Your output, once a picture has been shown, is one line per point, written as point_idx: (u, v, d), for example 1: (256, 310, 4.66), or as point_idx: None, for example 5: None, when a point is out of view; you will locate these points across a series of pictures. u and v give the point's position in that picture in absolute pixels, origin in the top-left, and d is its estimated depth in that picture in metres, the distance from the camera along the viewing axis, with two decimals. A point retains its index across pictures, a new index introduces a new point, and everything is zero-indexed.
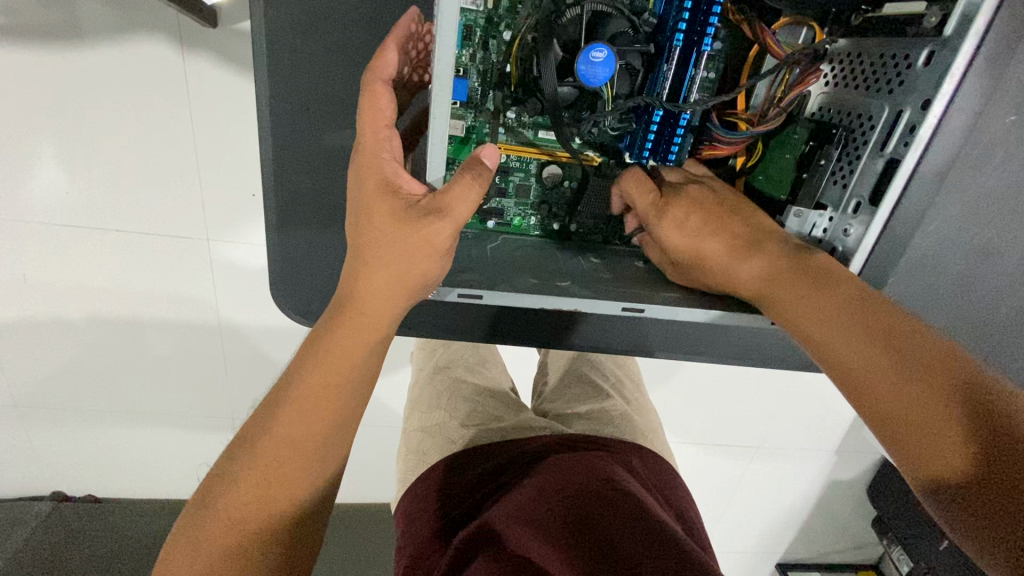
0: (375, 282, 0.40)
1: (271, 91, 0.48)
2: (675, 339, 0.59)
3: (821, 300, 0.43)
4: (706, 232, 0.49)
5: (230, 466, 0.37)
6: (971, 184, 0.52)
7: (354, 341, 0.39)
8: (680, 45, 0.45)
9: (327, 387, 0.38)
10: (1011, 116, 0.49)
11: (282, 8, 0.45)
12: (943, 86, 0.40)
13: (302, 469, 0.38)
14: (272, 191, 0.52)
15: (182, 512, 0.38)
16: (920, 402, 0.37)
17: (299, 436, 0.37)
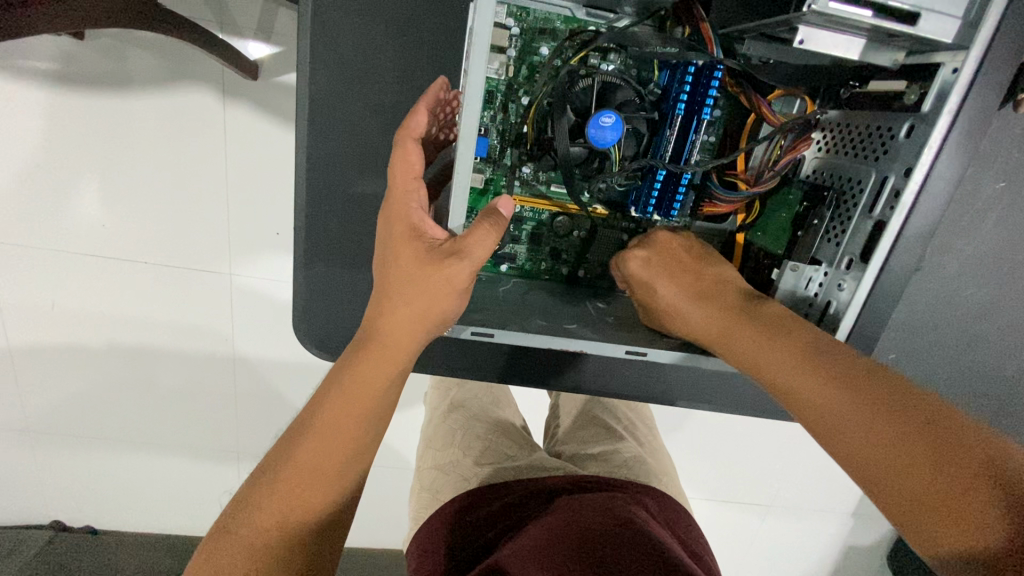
0: (398, 319, 0.43)
1: (309, 144, 0.53)
2: (690, 385, 0.61)
3: (772, 345, 0.45)
4: (662, 281, 0.52)
5: (252, 491, 0.39)
6: (968, 243, 0.61)
7: (375, 370, 0.42)
8: (681, 114, 0.49)
9: (350, 415, 0.41)
10: (1000, 182, 0.59)
11: (322, 68, 0.51)
12: (923, 157, 0.43)
13: (322, 494, 0.40)
14: (303, 231, 0.56)
15: (206, 536, 0.39)
16: (887, 441, 0.37)
17: (320, 462, 0.39)
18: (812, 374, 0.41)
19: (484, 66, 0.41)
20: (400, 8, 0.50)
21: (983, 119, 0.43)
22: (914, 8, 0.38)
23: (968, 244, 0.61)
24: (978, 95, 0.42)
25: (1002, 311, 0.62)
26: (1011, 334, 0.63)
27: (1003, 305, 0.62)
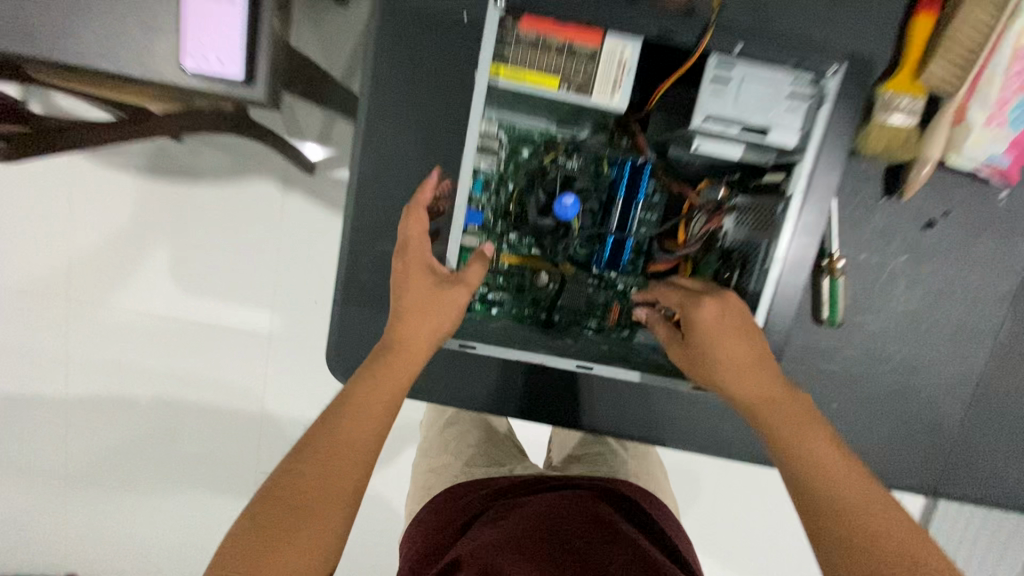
0: (421, 341, 0.58)
1: (354, 213, 0.71)
2: (666, 425, 0.75)
3: (806, 428, 0.53)
4: (730, 335, 0.57)
5: (296, 462, 0.50)
6: (888, 306, 0.77)
7: (394, 369, 0.56)
8: (623, 196, 0.66)
9: (375, 401, 0.54)
10: (903, 257, 0.75)
11: (366, 161, 0.70)
12: (787, 225, 0.57)
13: (348, 466, 0.51)
14: (342, 280, 0.73)
15: (255, 497, 0.50)
16: (876, 538, 0.47)
17: (349, 437, 0.52)
18: (839, 469, 0.51)
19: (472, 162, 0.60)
20: (431, 128, 0.69)
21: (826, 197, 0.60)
22: (764, 126, 0.54)
23: (867, 316, 0.77)
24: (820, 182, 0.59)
25: (917, 368, 0.79)
26: (920, 380, 0.79)
27: (920, 362, 0.78)
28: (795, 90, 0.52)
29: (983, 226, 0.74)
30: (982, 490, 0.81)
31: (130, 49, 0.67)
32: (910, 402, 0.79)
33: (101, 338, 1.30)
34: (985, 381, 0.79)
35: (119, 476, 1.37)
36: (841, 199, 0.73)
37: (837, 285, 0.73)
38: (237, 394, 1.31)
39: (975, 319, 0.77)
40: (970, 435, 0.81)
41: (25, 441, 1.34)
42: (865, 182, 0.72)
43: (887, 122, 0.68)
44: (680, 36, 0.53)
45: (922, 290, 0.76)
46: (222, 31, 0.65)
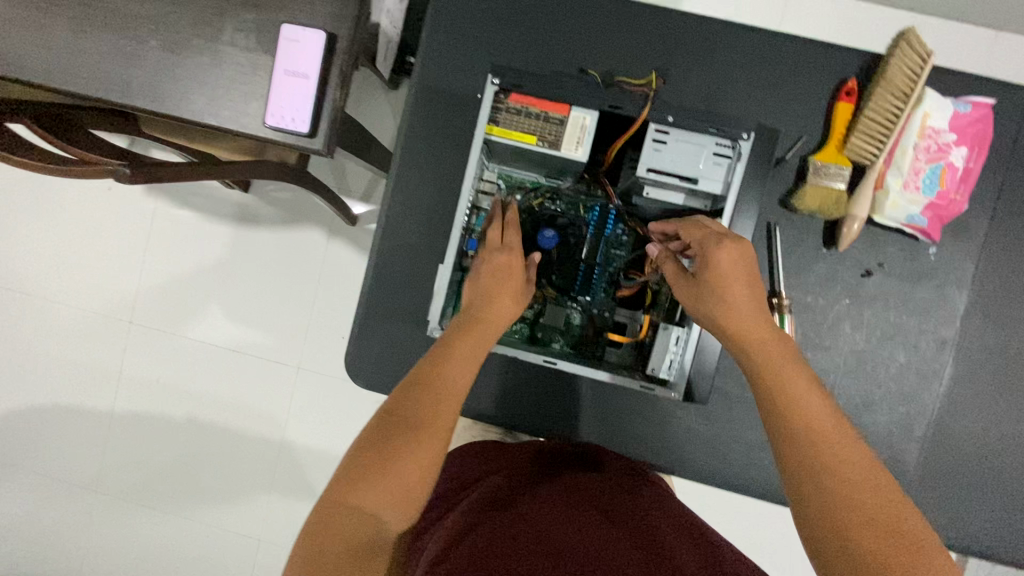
0: (492, 317, 0.72)
1: (380, 241, 0.89)
2: (634, 439, 0.88)
3: (803, 370, 0.59)
4: (745, 278, 0.63)
5: (395, 416, 0.61)
6: (835, 344, 0.86)
7: (475, 343, 0.69)
8: (593, 232, 0.83)
9: (462, 366, 0.67)
10: (845, 300, 0.85)
11: (393, 201, 0.89)
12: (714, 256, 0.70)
13: (445, 416, 0.63)
14: (365, 295, 0.90)
15: (362, 443, 0.60)
16: (867, 469, 0.51)
17: (447, 393, 0.64)
18: (830, 406, 0.56)
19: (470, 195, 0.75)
20: (446, 175, 0.88)
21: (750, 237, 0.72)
22: (694, 176, 0.68)
23: (819, 353, 0.86)
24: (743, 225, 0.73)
25: (867, 401, 0.85)
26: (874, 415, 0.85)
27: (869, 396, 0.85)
28: (717, 150, 0.68)
29: (917, 277, 0.84)
30: (941, 531, 0.85)
31: (229, 111, 0.90)
32: (866, 437, 0.85)
33: (157, 352, 1.49)
34: (938, 422, 0.85)
35: (152, 480, 1.51)
36: (787, 247, 0.85)
37: (785, 322, 0.81)
38: (264, 410, 1.46)
39: (920, 361, 0.85)
40: (926, 475, 0.85)
41: (85, 444, 1.52)
42: (807, 234, 0.85)
43: (820, 184, 0.80)
44: (627, 109, 0.69)
45: (868, 332, 0.85)
46: (294, 100, 0.87)
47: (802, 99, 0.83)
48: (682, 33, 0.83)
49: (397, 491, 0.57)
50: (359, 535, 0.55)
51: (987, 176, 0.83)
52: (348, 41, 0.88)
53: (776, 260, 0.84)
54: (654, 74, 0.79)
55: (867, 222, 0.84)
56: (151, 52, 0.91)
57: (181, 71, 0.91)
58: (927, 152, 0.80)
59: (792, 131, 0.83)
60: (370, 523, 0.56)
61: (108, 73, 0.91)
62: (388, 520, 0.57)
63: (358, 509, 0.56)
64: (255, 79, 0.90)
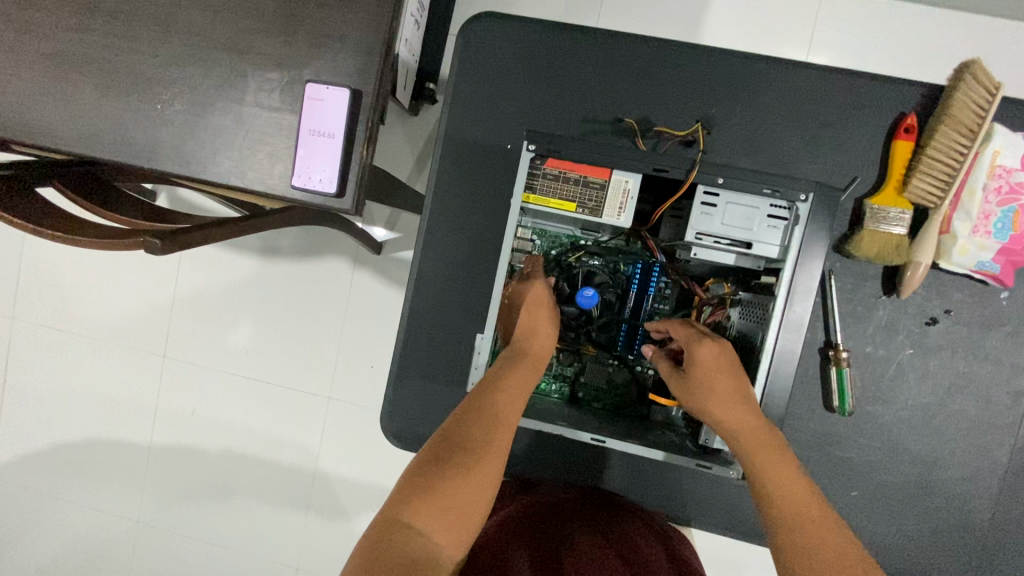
0: (536, 351, 0.72)
1: (412, 298, 0.85)
2: (668, 493, 0.84)
3: (783, 458, 0.63)
4: (726, 370, 0.66)
5: (444, 439, 0.62)
6: (899, 396, 0.80)
7: (525, 368, 0.69)
8: (635, 288, 0.79)
9: (514, 389, 0.67)
10: (909, 349, 0.80)
11: (423, 255, 0.84)
12: (773, 323, 0.65)
13: (497, 439, 0.63)
14: (398, 355, 0.86)
15: (412, 466, 0.60)
16: (843, 545, 0.56)
17: (496, 416, 0.64)
18: (806, 494, 0.61)
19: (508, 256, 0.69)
20: (477, 228, 0.83)
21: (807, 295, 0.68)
22: (748, 240, 0.64)
23: (880, 406, 0.80)
24: (803, 287, 0.68)
25: (934, 455, 0.80)
26: (941, 471, 0.80)
27: (936, 451, 0.80)
28: (771, 211, 0.64)
29: (988, 324, 0.78)
30: None
31: (256, 171, 0.89)
32: (934, 496, 0.80)
33: (191, 389, 1.50)
34: (1014, 479, 0.79)
35: (192, 516, 1.52)
36: (842, 295, 0.80)
37: (845, 376, 0.77)
38: (298, 447, 1.46)
39: (993, 414, 0.79)
40: (1002, 535, 0.80)
41: (126, 482, 1.55)
42: (864, 281, 0.80)
43: (878, 231, 0.75)
44: (674, 172, 0.65)
45: (934, 383, 0.79)
46: (322, 160, 0.85)
47: (856, 139, 0.78)
48: (724, 73, 0.79)
49: (452, 510, 0.56)
50: (416, 557, 0.51)
51: None
52: (374, 96, 0.85)
53: (832, 311, 0.79)
54: (700, 126, 0.77)
55: (931, 267, 0.79)
56: (176, 114, 0.90)
57: (207, 133, 0.90)
58: (998, 193, 0.74)
59: (846, 173, 0.78)
60: (426, 548, 0.53)
61: (135, 137, 0.91)
62: (442, 544, 0.54)
63: (413, 531, 0.53)
64: (280, 137, 0.88)
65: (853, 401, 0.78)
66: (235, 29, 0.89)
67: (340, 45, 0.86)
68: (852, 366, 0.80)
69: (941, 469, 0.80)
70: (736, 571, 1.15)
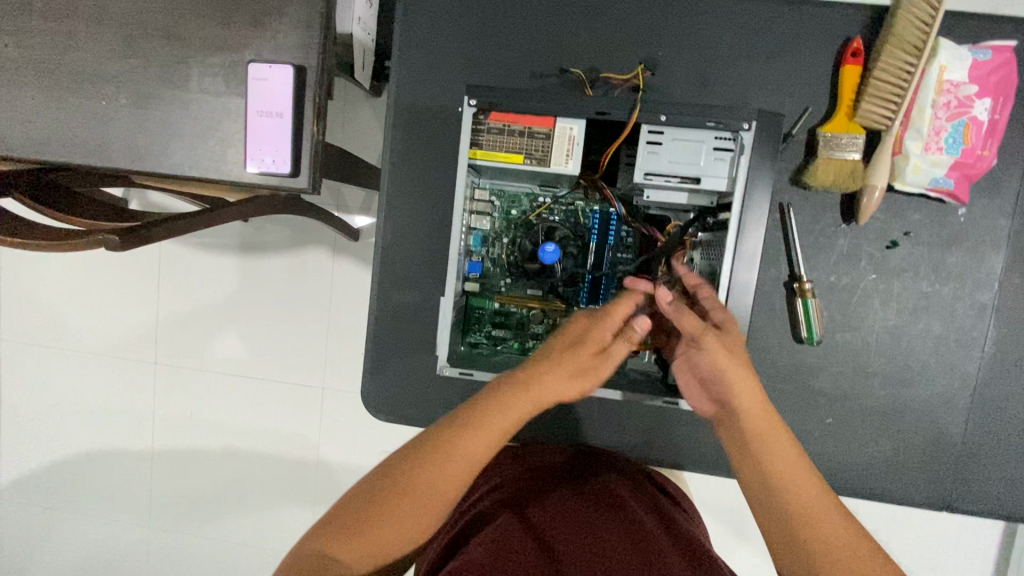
0: (542, 385, 0.63)
1: (380, 271, 0.85)
2: (653, 440, 0.86)
3: (788, 445, 0.60)
4: (737, 347, 0.66)
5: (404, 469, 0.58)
6: (867, 321, 0.81)
7: (511, 409, 0.61)
8: (595, 239, 0.81)
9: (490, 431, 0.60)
10: (872, 274, 0.80)
11: (385, 227, 0.84)
12: (726, 257, 0.67)
13: (456, 484, 0.58)
14: (370, 329, 0.86)
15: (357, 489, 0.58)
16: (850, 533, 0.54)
17: (462, 464, 0.58)
18: (812, 479, 0.58)
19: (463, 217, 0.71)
20: (435, 194, 0.83)
21: (758, 225, 0.69)
22: (696, 175, 0.65)
23: (848, 333, 0.81)
24: (754, 220, 0.69)
25: (905, 376, 0.81)
26: (913, 391, 0.81)
27: (907, 372, 0.81)
28: (716, 144, 0.65)
29: (948, 242, 0.79)
30: (994, 502, 0.82)
31: (209, 159, 0.88)
32: (907, 415, 0.81)
33: (184, 391, 1.51)
34: (984, 393, 0.80)
35: (200, 515, 1.55)
36: (803, 227, 0.80)
37: (811, 306, 0.77)
38: (296, 438, 1.47)
39: (959, 330, 0.80)
40: (975, 447, 0.81)
41: (131, 487, 1.57)
42: (823, 212, 0.80)
43: (832, 157, 0.75)
44: (617, 113, 0.66)
45: (899, 305, 0.80)
46: (273, 141, 0.84)
47: (804, 69, 0.77)
48: (667, 13, 0.78)
49: (375, 546, 0.55)
50: None
51: (1017, 124, 0.77)
52: (318, 71, 0.84)
53: (794, 242, 0.79)
54: (641, 68, 0.77)
55: (887, 191, 0.79)
56: (122, 109, 0.89)
57: (155, 124, 0.88)
58: (947, 108, 0.73)
59: (797, 103, 0.78)
60: (342, 574, 0.54)
61: (85, 136, 0.89)
62: (359, 570, 0.55)
63: (335, 558, 0.54)
64: (230, 122, 0.87)
65: (820, 330, 0.79)
66: (171, 16, 0.87)
67: (279, 22, 0.85)
68: (818, 297, 0.81)
69: (913, 389, 0.81)
70: (732, 514, 1.18)
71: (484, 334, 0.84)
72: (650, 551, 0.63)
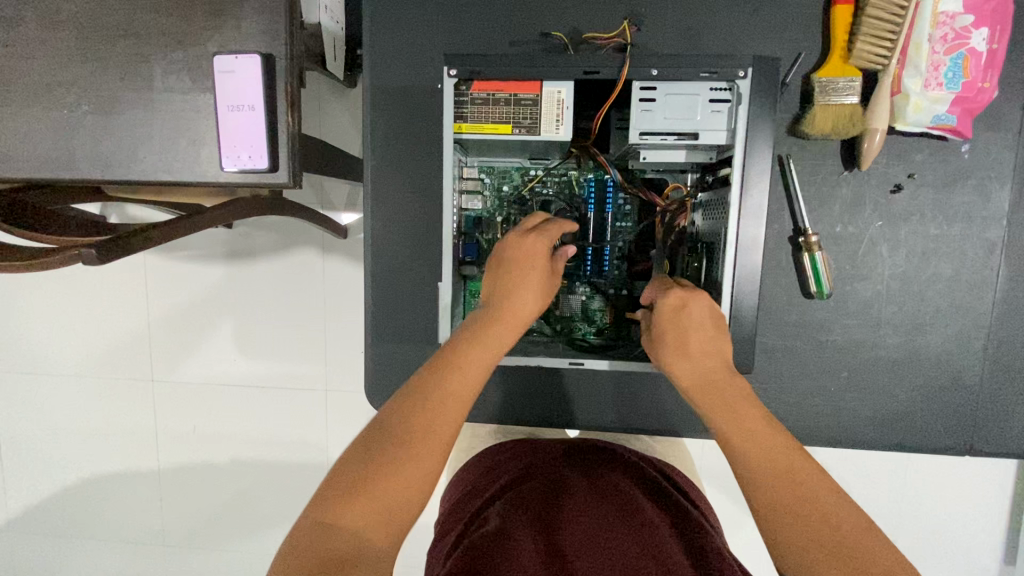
0: (514, 309, 0.67)
1: (373, 262, 0.82)
2: (670, 413, 0.80)
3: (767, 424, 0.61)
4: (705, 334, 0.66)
5: (394, 417, 0.58)
6: (876, 271, 0.79)
7: (492, 338, 0.65)
8: (592, 210, 0.78)
9: (478, 361, 0.63)
10: (879, 221, 0.78)
11: (373, 217, 0.81)
12: (731, 212, 0.64)
13: (454, 414, 0.60)
14: (369, 323, 0.83)
15: (347, 451, 0.57)
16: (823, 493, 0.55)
17: (453, 392, 0.61)
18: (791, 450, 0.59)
19: (452, 193, 0.68)
20: (421, 177, 0.80)
21: (763, 176, 0.66)
22: (694, 130, 0.63)
23: (858, 284, 0.79)
24: (757, 172, 0.66)
25: (919, 323, 0.79)
26: (928, 338, 0.80)
27: (920, 319, 0.79)
28: (712, 95, 0.63)
29: (953, 181, 0.77)
30: (1016, 442, 0.81)
31: (182, 161, 0.84)
32: (923, 362, 0.80)
33: (184, 406, 1.48)
34: (999, 333, 0.79)
35: (213, 530, 1.52)
36: (804, 178, 0.78)
37: (817, 259, 0.75)
38: (302, 444, 1.45)
39: (971, 272, 0.78)
40: (993, 388, 0.80)
41: (139, 509, 1.54)
42: (824, 161, 0.77)
43: (830, 103, 0.73)
44: (606, 71, 0.63)
45: (908, 251, 0.78)
46: (246, 135, 0.80)
47: (794, 12, 0.74)
48: None
49: (382, 497, 0.54)
50: (339, 553, 0.50)
51: (1015, 53, 0.74)
52: (287, 58, 0.80)
53: (795, 195, 0.76)
54: (624, 24, 0.74)
55: (888, 133, 0.77)
56: (85, 117, 0.84)
57: (122, 130, 0.84)
58: (944, 42, 0.71)
59: (789, 50, 0.75)
60: (347, 541, 0.51)
61: (48, 148, 0.85)
62: (371, 532, 0.52)
63: (345, 526, 0.51)
64: (200, 120, 0.83)
65: (830, 283, 0.77)
66: (128, 13, 0.82)
67: (240, 10, 0.80)
68: (825, 250, 0.78)
69: (928, 336, 0.80)
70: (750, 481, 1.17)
71: None
72: (658, 544, 0.62)
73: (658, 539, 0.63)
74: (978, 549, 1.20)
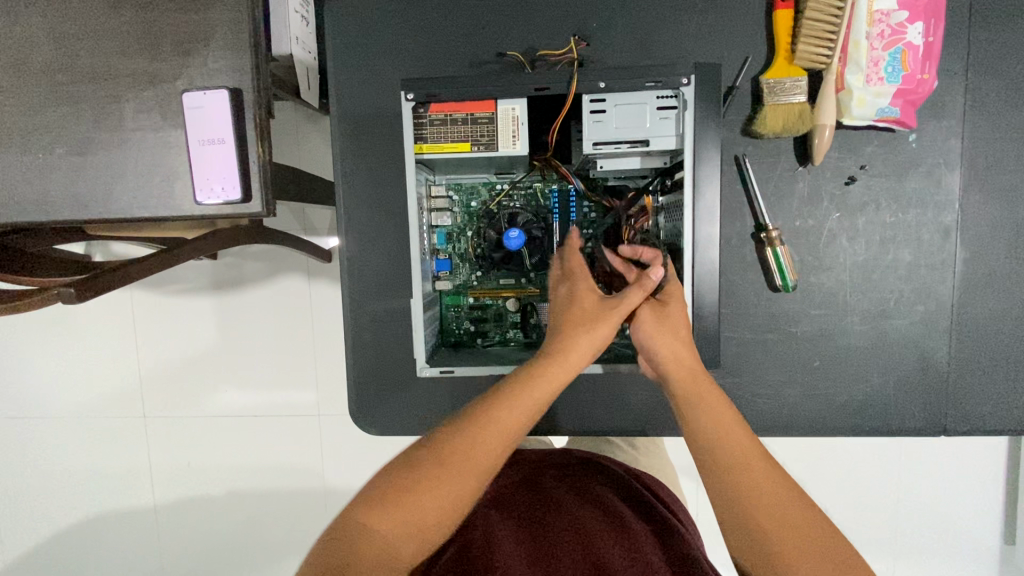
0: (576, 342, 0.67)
1: (350, 282, 0.83)
2: (650, 415, 0.81)
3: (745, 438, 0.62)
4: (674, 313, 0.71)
5: (451, 436, 0.60)
6: (839, 261, 0.81)
7: (558, 367, 0.65)
8: (558, 220, 0.80)
9: (537, 391, 0.63)
10: (837, 213, 0.81)
11: (347, 239, 0.83)
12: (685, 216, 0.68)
13: (506, 445, 0.60)
14: (349, 343, 0.84)
15: (400, 458, 0.59)
16: (785, 498, 0.58)
17: (510, 422, 0.61)
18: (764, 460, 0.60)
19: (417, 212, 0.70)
20: (391, 197, 0.82)
21: (713, 177, 0.68)
22: (644, 137, 0.67)
23: (822, 275, 0.82)
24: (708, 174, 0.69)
25: (884, 310, 0.82)
26: (895, 323, 0.82)
27: (885, 305, 0.82)
28: (660, 104, 0.66)
29: (904, 170, 0.79)
30: (989, 420, 0.82)
31: (158, 196, 0.85)
32: (891, 348, 0.82)
33: (178, 439, 1.47)
34: (963, 314, 0.81)
35: (213, 562, 1.51)
36: (762, 176, 0.81)
37: (779, 254, 0.78)
38: (298, 470, 1.45)
39: (929, 256, 0.80)
40: (962, 368, 0.82)
41: (137, 547, 1.53)
42: (779, 158, 0.80)
43: (779, 102, 0.75)
44: (556, 86, 0.66)
45: (867, 240, 0.81)
46: (218, 167, 0.82)
47: (739, 19, 0.77)
48: None
49: (423, 513, 0.55)
50: (367, 555, 0.53)
51: (953, 45, 0.78)
52: (255, 91, 0.83)
53: (754, 192, 0.79)
54: (576, 40, 0.77)
55: (837, 128, 0.80)
56: (60, 159, 0.86)
57: (98, 169, 0.86)
58: (882, 38, 0.74)
59: (737, 54, 0.78)
60: (375, 547, 0.53)
61: (26, 191, 0.87)
62: (403, 545, 0.54)
63: (375, 533, 0.54)
64: (173, 155, 0.85)
65: (794, 276, 0.80)
66: (99, 56, 0.85)
67: (208, 48, 0.83)
68: (787, 244, 0.81)
69: (894, 322, 0.82)
70: None
71: (464, 331, 0.84)
72: (632, 543, 0.64)
73: (634, 542, 0.65)
74: (975, 529, 1.21)
